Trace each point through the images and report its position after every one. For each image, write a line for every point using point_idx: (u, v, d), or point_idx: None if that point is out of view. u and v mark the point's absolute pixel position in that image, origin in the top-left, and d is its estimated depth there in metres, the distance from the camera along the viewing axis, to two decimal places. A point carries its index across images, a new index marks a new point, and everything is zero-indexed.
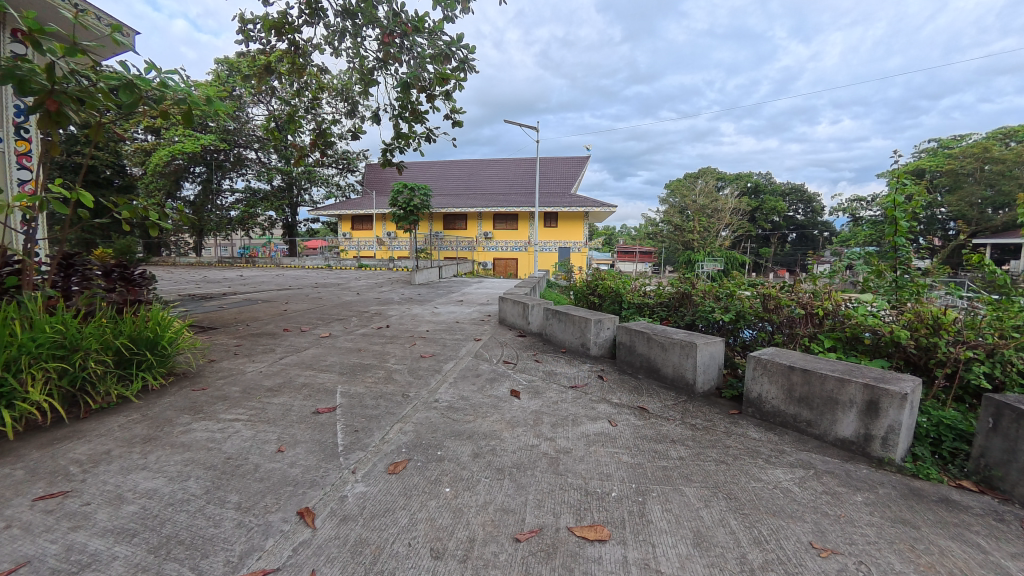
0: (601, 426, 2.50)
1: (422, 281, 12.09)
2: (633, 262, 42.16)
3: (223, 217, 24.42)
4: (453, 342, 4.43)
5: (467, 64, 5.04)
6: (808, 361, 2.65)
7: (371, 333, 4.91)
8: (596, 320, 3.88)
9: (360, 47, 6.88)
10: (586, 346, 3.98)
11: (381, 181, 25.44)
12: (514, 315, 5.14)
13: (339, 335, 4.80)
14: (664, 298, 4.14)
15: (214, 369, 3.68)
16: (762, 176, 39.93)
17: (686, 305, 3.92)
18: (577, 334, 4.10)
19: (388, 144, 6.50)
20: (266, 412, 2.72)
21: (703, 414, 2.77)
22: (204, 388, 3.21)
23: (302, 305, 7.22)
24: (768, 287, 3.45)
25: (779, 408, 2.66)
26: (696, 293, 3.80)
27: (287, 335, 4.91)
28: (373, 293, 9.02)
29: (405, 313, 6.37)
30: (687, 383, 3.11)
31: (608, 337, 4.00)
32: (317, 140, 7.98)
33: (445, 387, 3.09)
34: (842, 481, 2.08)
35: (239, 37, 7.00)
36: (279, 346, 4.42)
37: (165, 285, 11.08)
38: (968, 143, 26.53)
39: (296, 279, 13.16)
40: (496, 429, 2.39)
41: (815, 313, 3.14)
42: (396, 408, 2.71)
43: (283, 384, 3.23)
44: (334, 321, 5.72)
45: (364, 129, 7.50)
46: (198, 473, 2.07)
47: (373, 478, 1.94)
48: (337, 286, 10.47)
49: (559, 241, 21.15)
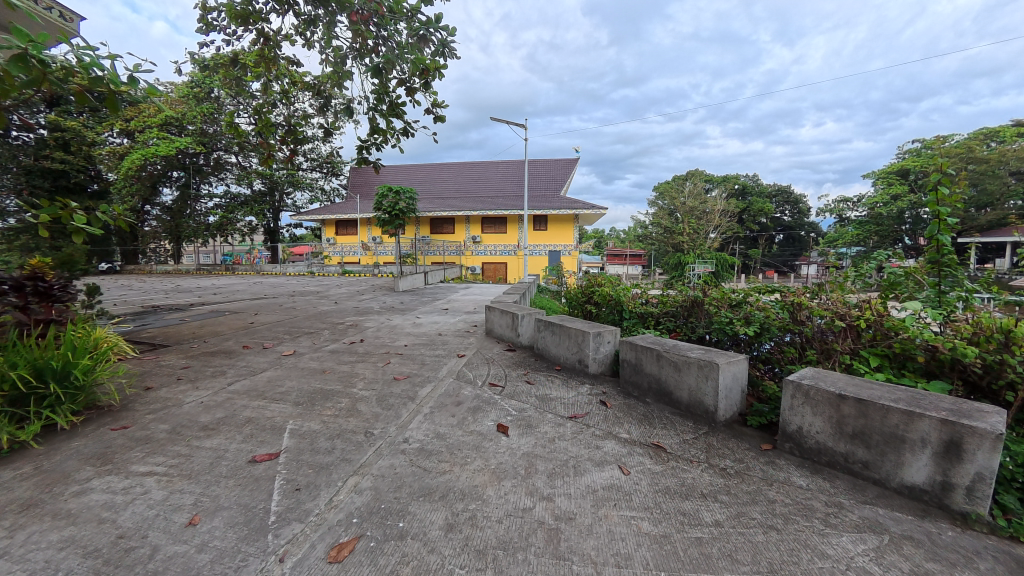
0: (611, 474, 1.99)
1: (406, 287, 11.52)
2: (624, 265, 42.08)
3: (201, 223, 23.51)
4: (433, 360, 3.88)
5: (447, 48, 4.52)
6: (859, 387, 2.17)
7: (341, 349, 4.35)
8: (595, 333, 3.39)
9: (332, 37, 6.37)
10: (584, 363, 3.48)
11: (366, 184, 24.83)
12: (501, 326, 4.62)
13: (304, 353, 4.23)
14: (673, 306, 3.65)
15: (145, 400, 3.08)
16: (749, 178, 40.12)
17: (698, 312, 3.46)
18: (573, 349, 3.60)
19: (363, 140, 5.99)
20: (191, 462, 2.18)
21: (732, 452, 2.28)
22: (125, 427, 2.63)
23: (272, 317, 6.60)
24: (795, 295, 2.97)
25: (825, 445, 2.19)
26: (706, 298, 3.34)
27: (245, 353, 4.32)
28: (352, 302, 8.44)
29: (382, 325, 5.82)
30: (706, 410, 2.63)
31: (609, 352, 3.52)
32: (287, 138, 7.38)
33: (418, 421, 2.56)
34: (929, 553, 1.58)
35: (199, 25, 6.44)
36: (232, 368, 3.82)
37: (130, 297, 10.36)
38: (950, 143, 26.84)
39: (273, 288, 12.48)
40: (478, 484, 1.87)
41: (855, 324, 2.67)
42: (353, 454, 2.17)
43: (222, 421, 2.66)
44: (303, 335, 5.14)
45: (338, 125, 6.98)
46: (70, 565, 1.51)
47: (305, 571, 1.41)
48: (315, 295, 9.85)
49: (549, 244, 20.69)
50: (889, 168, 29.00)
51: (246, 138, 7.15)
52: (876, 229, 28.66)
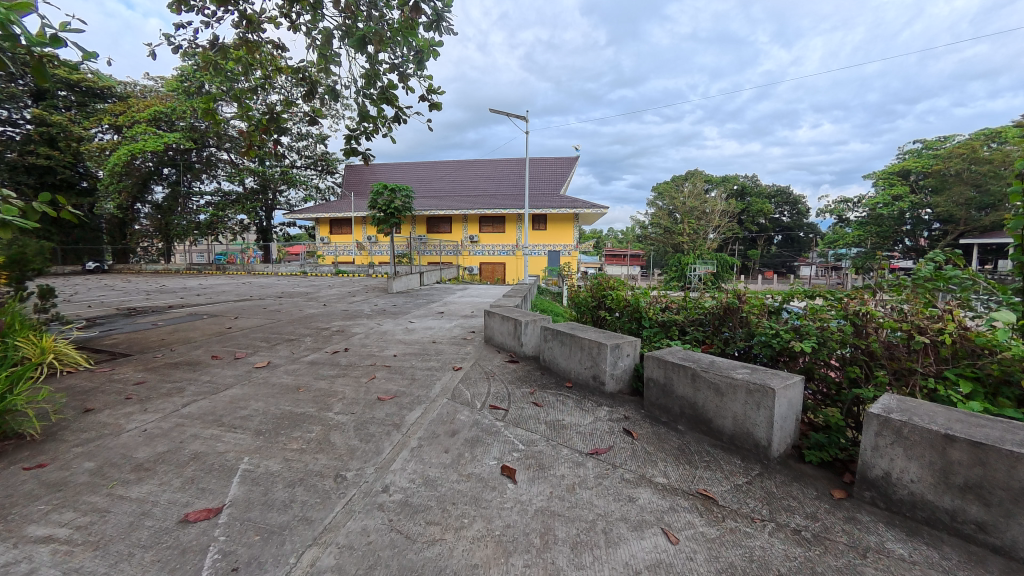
0: (655, 547, 1.50)
1: (400, 288, 11.00)
2: (623, 267, 41.53)
3: (191, 222, 22.79)
4: (425, 374, 3.37)
5: (443, 20, 4.03)
6: (969, 426, 1.67)
7: (322, 361, 3.82)
8: (613, 345, 2.91)
9: (318, 16, 5.86)
10: (599, 381, 2.99)
11: (361, 183, 24.30)
12: (502, 333, 4.13)
13: (279, 365, 3.74)
14: (702, 313, 3.18)
15: (77, 428, 2.56)
16: (748, 178, 39.80)
17: (732, 319, 2.99)
18: (586, 363, 3.12)
19: (352, 128, 5.50)
20: (105, 522, 1.68)
21: (800, 508, 1.80)
22: (41, 467, 2.12)
23: (253, 321, 6.07)
24: (856, 304, 2.48)
25: (922, 499, 1.72)
26: (741, 303, 2.88)
27: (212, 365, 3.80)
28: (342, 304, 7.91)
29: (372, 330, 5.31)
30: (757, 444, 2.18)
31: (628, 367, 3.04)
32: (268, 125, 6.73)
33: (405, 458, 2.07)
34: None
35: (174, 5, 5.93)
36: (192, 385, 3.30)
37: (109, 298, 9.85)
38: (952, 144, 26.60)
39: (262, 288, 11.97)
40: (479, 565, 1.38)
41: (936, 339, 2.17)
42: (316, 513, 1.67)
43: (163, 458, 2.17)
44: (282, 342, 4.64)
45: (325, 113, 6.46)
46: None
47: None
48: (304, 297, 9.36)
49: (548, 244, 20.20)
50: (889, 169, 28.68)
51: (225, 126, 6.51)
52: (876, 229, 28.38)
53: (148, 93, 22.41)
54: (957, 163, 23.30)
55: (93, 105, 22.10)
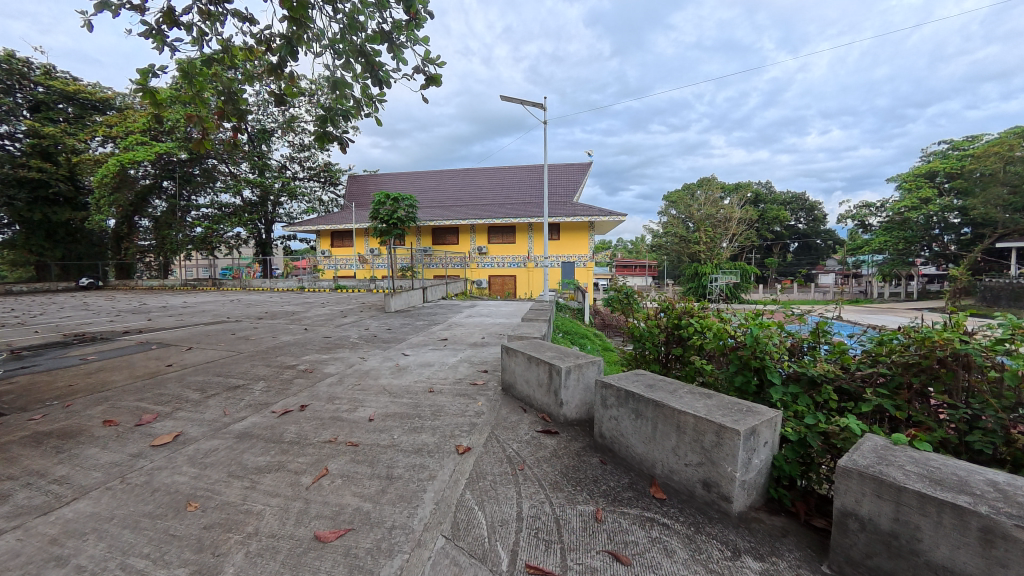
0: None
1: (399, 307, 9.68)
2: (637, 279, 39.95)
3: (186, 236, 21.43)
4: (413, 466, 2.03)
5: None
6: None
7: (259, 432, 2.49)
8: (747, 433, 1.57)
9: None
10: (719, 494, 1.66)
11: (363, 193, 23.28)
12: (528, 382, 2.81)
13: (193, 442, 2.41)
14: (883, 364, 1.85)
15: None
16: (762, 185, 38.19)
17: (954, 383, 1.67)
18: (690, 455, 1.76)
19: (328, 107, 4.30)
20: None
21: None
22: None
23: (204, 356, 4.74)
24: None
25: None
26: (968, 349, 1.59)
27: (92, 440, 2.48)
28: (326, 329, 6.59)
29: (351, 368, 3.99)
30: None
31: (764, 468, 1.71)
32: (226, 109, 5.19)
33: None
34: None
35: None
36: (25, 489, 1.97)
37: (72, 322, 8.61)
38: (981, 143, 25.05)
39: (247, 308, 10.70)
40: None
41: None
42: None
43: None
44: (220, 393, 3.31)
45: (297, 92, 5.18)
46: None
47: None
48: (286, 319, 8.03)
49: (561, 255, 18.86)
50: (914, 171, 27.06)
51: (164, 107, 4.80)
52: (903, 234, 26.68)
53: (144, 104, 21.60)
54: (991, 161, 21.72)
55: (92, 118, 21.37)
